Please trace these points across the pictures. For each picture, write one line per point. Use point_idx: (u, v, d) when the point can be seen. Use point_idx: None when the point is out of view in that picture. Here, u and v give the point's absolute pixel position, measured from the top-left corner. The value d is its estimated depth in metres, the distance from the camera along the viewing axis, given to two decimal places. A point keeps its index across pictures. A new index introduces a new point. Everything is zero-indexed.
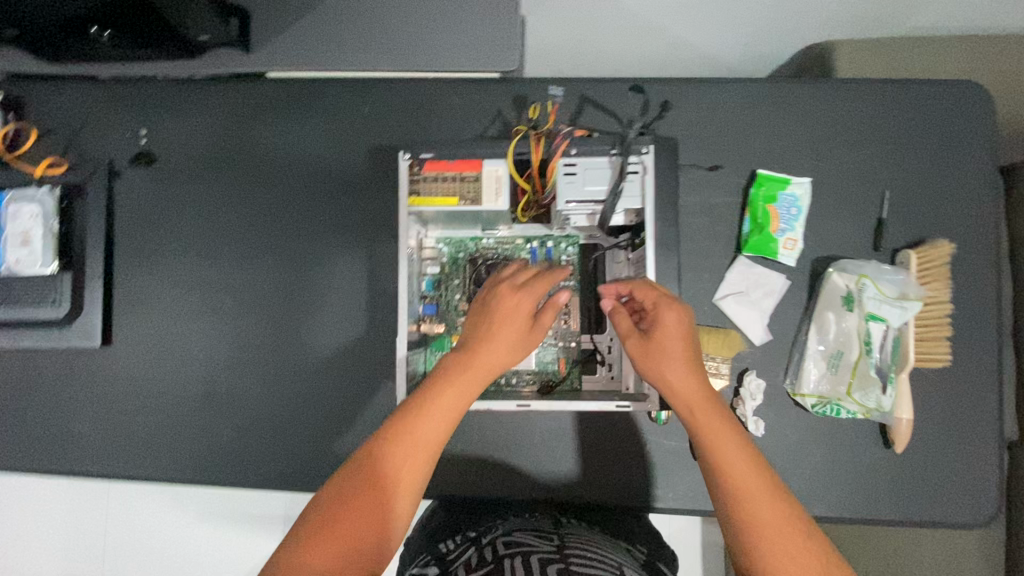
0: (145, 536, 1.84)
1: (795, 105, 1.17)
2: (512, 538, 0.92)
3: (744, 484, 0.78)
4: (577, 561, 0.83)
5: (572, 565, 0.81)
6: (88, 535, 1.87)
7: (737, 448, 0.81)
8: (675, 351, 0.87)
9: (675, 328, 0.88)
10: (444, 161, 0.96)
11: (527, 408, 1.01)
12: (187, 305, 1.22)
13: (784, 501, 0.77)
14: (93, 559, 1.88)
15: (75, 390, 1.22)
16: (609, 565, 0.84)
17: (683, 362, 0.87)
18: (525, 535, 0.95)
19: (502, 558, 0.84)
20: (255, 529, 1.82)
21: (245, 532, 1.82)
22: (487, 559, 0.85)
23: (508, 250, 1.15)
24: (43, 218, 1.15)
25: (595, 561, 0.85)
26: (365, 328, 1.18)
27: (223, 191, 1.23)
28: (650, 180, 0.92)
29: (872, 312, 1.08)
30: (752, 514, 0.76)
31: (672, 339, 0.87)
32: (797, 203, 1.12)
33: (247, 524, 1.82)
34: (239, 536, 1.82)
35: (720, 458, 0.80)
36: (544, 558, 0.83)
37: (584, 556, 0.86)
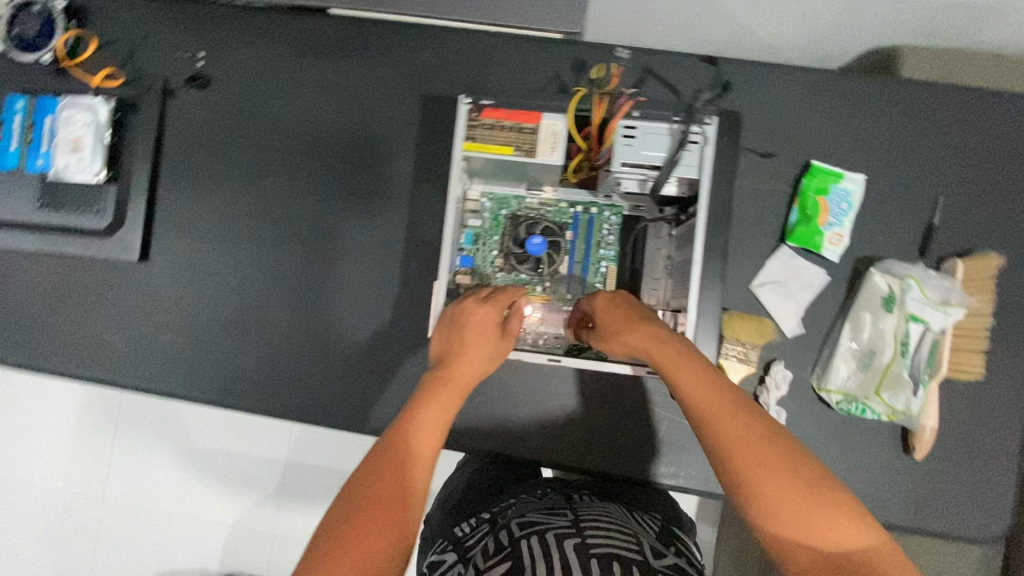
0: (152, 458, 1.91)
1: (859, 99, 1.15)
2: (526, 515, 0.90)
3: (712, 417, 0.78)
4: (594, 535, 0.82)
5: (589, 541, 0.80)
6: (97, 450, 1.94)
7: (700, 381, 0.81)
8: (622, 317, 0.93)
9: (608, 302, 0.96)
10: (503, 109, 0.95)
11: (557, 363, 1.04)
12: (226, 231, 1.24)
13: (752, 421, 0.78)
14: (99, 474, 1.94)
15: (107, 302, 1.24)
16: (628, 538, 0.83)
17: (636, 322, 0.91)
18: (539, 509, 0.93)
19: (518, 540, 0.83)
20: (257, 464, 1.87)
21: (249, 467, 1.87)
22: (505, 544, 0.84)
23: (551, 213, 1.13)
24: (96, 128, 1.17)
25: (613, 534, 0.84)
26: (399, 273, 1.19)
27: (274, 122, 1.24)
28: (710, 151, 0.91)
29: (913, 313, 1.06)
30: (724, 441, 0.77)
31: (612, 312, 0.94)
32: (848, 199, 1.10)
33: (250, 458, 1.87)
34: (242, 470, 1.87)
35: (685, 397, 0.81)
36: (560, 535, 0.81)
37: (601, 528, 0.84)
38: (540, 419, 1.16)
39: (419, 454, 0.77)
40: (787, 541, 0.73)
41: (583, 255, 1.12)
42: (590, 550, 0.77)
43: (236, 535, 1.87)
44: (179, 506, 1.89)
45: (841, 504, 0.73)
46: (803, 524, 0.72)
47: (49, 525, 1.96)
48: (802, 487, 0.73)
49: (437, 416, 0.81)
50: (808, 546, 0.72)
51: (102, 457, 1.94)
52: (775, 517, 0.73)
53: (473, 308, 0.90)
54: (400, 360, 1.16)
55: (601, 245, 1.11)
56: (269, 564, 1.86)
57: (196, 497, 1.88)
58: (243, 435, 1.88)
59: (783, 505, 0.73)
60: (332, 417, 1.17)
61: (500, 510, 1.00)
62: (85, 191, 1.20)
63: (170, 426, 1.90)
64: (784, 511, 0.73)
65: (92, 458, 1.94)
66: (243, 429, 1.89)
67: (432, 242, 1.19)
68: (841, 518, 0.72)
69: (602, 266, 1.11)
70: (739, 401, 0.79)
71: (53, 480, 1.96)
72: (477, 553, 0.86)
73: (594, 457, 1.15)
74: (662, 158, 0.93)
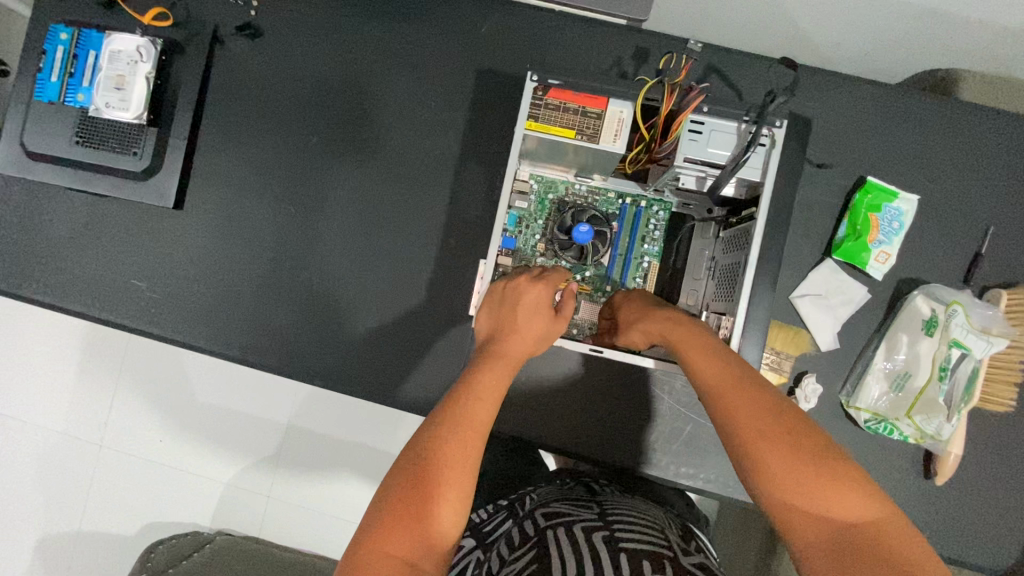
0: (153, 411, 1.86)
1: (919, 118, 1.14)
2: (551, 505, 0.91)
3: (716, 389, 0.79)
4: (621, 529, 0.82)
5: (617, 533, 0.81)
6: (95, 398, 1.88)
7: (707, 357, 0.83)
8: (640, 309, 0.96)
9: (627, 298, 1.01)
10: (569, 91, 0.93)
11: (598, 354, 0.99)
12: (267, 188, 1.24)
13: (754, 392, 0.77)
14: (96, 422, 1.89)
15: (138, 246, 1.23)
16: (653, 529, 0.84)
17: (651, 311, 0.94)
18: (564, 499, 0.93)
19: (544, 530, 0.83)
20: (261, 425, 1.85)
21: (252, 427, 1.85)
22: (531, 533, 0.84)
23: (597, 201, 1.12)
24: (141, 67, 1.14)
25: (638, 525, 0.84)
26: (436, 247, 1.20)
27: (325, 83, 1.23)
28: (777, 155, 0.89)
29: (956, 339, 1.05)
30: (726, 412, 0.77)
31: (629, 306, 0.99)
32: (900, 218, 1.09)
33: (254, 419, 1.85)
34: (245, 429, 1.85)
35: (693, 373, 0.83)
36: (587, 528, 0.82)
37: (627, 521, 0.85)
38: (563, 407, 1.15)
39: (455, 439, 0.75)
40: (793, 512, 0.69)
41: (626, 248, 1.11)
42: (619, 544, 0.78)
43: (231, 492, 1.85)
44: (175, 459, 1.87)
45: (843, 471, 0.70)
46: (805, 492, 0.69)
47: (33, 467, 1.91)
48: (802, 454, 0.71)
49: (481, 401, 0.80)
50: (814, 518, 0.68)
51: (96, 401, 1.89)
52: (776, 484, 0.70)
53: (525, 288, 0.87)
54: (430, 336, 1.19)
55: (645, 240, 1.11)
56: (263, 524, 1.85)
57: (193, 451, 1.86)
58: (249, 394, 1.86)
59: (780, 469, 0.70)
60: (359, 383, 1.20)
61: (519, 500, 1.01)
62: (122, 130, 1.16)
63: (172, 378, 1.87)
64: (783, 478, 0.70)
65: (87, 402, 1.89)
66: (248, 388, 1.87)
67: (472, 220, 1.20)
68: (842, 485, 0.68)
69: (644, 261, 1.11)
70: (747, 377, 0.79)
71: (45, 422, 1.90)
72: (502, 541, 0.88)
73: (613, 449, 1.16)
74: (727, 158, 0.91)
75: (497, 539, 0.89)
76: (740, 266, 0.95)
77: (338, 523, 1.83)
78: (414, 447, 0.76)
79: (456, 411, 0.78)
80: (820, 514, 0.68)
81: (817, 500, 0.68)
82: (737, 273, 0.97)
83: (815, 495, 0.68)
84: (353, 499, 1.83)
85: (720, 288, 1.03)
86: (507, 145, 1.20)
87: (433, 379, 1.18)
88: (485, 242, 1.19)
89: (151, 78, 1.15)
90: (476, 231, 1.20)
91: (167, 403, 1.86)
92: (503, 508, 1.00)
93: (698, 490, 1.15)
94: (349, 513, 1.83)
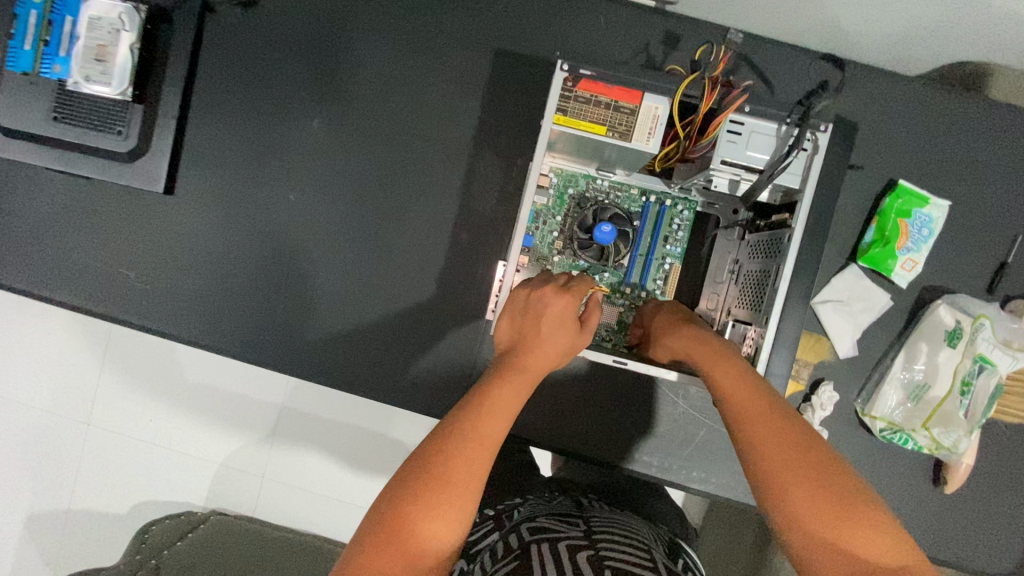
0: (141, 392, 1.79)
1: (956, 119, 1.09)
2: (537, 520, 0.83)
3: (742, 414, 0.74)
4: (608, 549, 0.73)
5: (603, 553, 0.72)
6: (80, 378, 1.80)
7: (737, 380, 0.78)
8: (671, 323, 0.93)
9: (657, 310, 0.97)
10: (602, 83, 0.86)
11: (622, 365, 0.92)
12: (264, 172, 1.16)
13: (783, 421, 0.72)
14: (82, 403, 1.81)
15: (123, 231, 1.15)
16: (642, 551, 0.75)
17: (683, 328, 0.90)
18: (552, 514, 0.85)
19: (528, 545, 0.75)
20: (252, 408, 1.77)
21: (243, 411, 1.78)
22: (513, 547, 0.76)
23: (619, 197, 1.07)
24: (123, 36, 1.05)
25: (626, 547, 0.76)
26: (447, 241, 1.14)
27: (327, 59, 1.14)
28: (819, 161, 0.85)
29: (982, 353, 1.03)
30: (751, 436, 0.72)
31: (660, 318, 0.95)
32: (930, 224, 1.06)
33: (246, 403, 1.78)
34: (236, 413, 1.78)
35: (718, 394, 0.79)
36: (572, 546, 0.74)
37: (615, 542, 0.76)
38: (575, 408, 1.14)
39: (466, 454, 0.69)
40: (812, 551, 0.64)
41: (648, 248, 1.06)
42: (603, 564, 0.69)
43: (222, 476, 1.79)
44: (163, 442, 1.80)
45: (874, 514, 0.64)
46: (828, 530, 0.64)
47: (16, 447, 1.84)
48: (830, 490, 0.66)
49: (494, 415, 0.73)
50: (834, 559, 0.63)
51: (78, 382, 1.81)
52: (796, 519, 0.65)
53: (551, 299, 0.83)
54: (437, 334, 1.14)
55: (668, 240, 1.06)
56: (254, 507, 1.80)
57: (182, 433, 1.80)
58: (240, 376, 1.78)
59: (806, 505, 0.65)
60: (362, 381, 1.15)
61: (508, 510, 0.93)
62: (107, 107, 1.08)
63: (160, 359, 1.78)
64: (806, 513, 0.65)
65: (69, 383, 1.81)
66: (239, 370, 1.79)
67: (485, 214, 1.14)
68: (869, 526, 0.63)
69: (666, 262, 1.07)
70: (776, 405, 0.74)
71: (26, 402, 1.82)
72: (483, 554, 0.80)
73: (623, 451, 1.14)
74: (765, 162, 0.87)
75: (478, 552, 0.81)
76: (770, 276, 0.91)
77: (327, 502, 1.78)
78: (418, 456, 0.69)
79: (471, 422, 0.72)
80: (840, 556, 0.63)
81: (840, 540, 0.63)
82: (765, 282, 0.93)
83: (838, 535, 0.64)
84: (347, 483, 1.77)
85: (744, 295, 0.99)
86: (523, 133, 1.13)
87: (440, 379, 1.14)
88: (498, 238, 1.14)
89: (134, 48, 1.06)
90: (489, 225, 1.14)
91: (155, 386, 1.78)
92: (489, 518, 0.92)
93: (707, 494, 1.14)
94: (340, 494, 1.78)
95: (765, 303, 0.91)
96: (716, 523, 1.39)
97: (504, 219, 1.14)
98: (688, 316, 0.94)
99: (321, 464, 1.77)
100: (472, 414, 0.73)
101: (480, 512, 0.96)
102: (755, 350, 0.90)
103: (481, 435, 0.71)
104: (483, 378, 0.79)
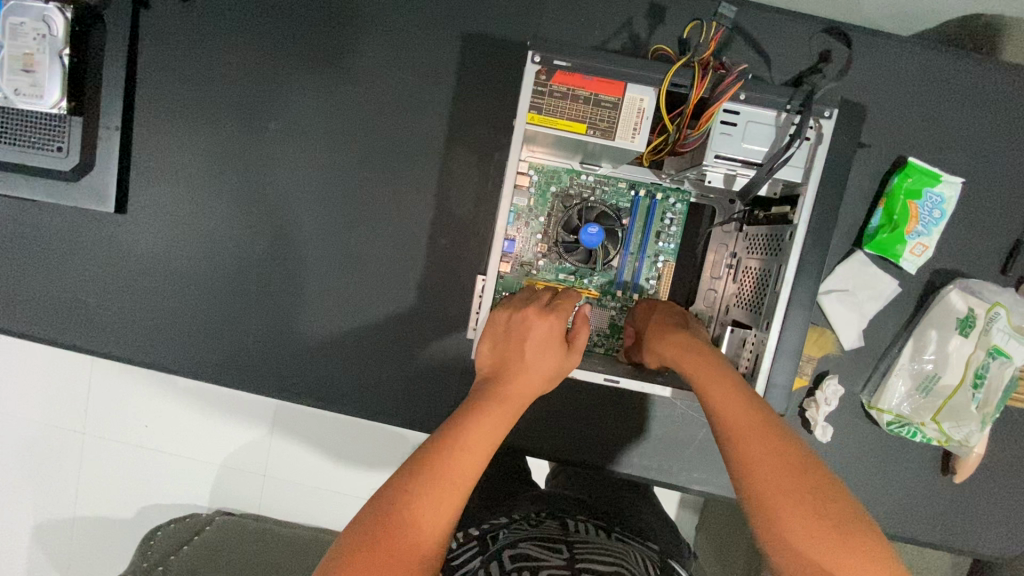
0: (117, 430, 1.55)
1: (973, 85, 0.99)
2: (519, 546, 0.79)
3: (735, 432, 0.68)
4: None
5: None
6: (46, 423, 1.56)
7: (734, 395, 0.72)
8: (667, 328, 0.87)
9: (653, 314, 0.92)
10: (579, 74, 0.78)
11: (614, 383, 0.88)
12: (223, 183, 1.08)
13: (782, 442, 0.67)
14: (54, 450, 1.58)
15: (83, 256, 1.10)
16: None
17: (677, 335, 0.83)
18: (535, 540, 0.81)
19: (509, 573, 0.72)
20: (242, 437, 1.53)
21: (232, 440, 1.53)
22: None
23: (606, 193, 0.98)
24: (51, 42, 0.98)
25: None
26: (425, 246, 1.07)
27: (282, 55, 1.05)
28: (823, 152, 0.79)
29: (997, 345, 0.97)
30: (748, 457, 0.66)
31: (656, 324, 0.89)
32: (941, 205, 0.99)
33: (232, 432, 1.53)
34: (224, 444, 1.54)
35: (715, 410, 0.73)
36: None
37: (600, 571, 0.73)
38: (569, 413, 1.11)
39: (438, 491, 0.65)
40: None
41: (639, 245, 0.99)
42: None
43: (224, 478, 1.55)
44: (155, 446, 1.55)
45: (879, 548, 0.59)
46: (827, 561, 0.58)
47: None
48: (828, 517, 0.60)
49: (470, 448, 0.68)
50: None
51: (52, 380, 1.55)
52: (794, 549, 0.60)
53: (533, 321, 0.80)
54: (421, 345, 1.09)
55: (661, 236, 0.99)
56: (259, 504, 1.57)
57: (178, 435, 1.54)
58: (221, 403, 1.52)
59: (806, 536, 0.60)
60: (344, 398, 1.10)
61: (491, 533, 0.89)
62: (46, 121, 1.03)
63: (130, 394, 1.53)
64: (805, 545, 0.60)
65: (38, 384, 1.55)
66: (218, 397, 1.53)
67: (463, 216, 1.06)
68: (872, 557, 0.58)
69: (659, 260, 0.99)
70: (777, 425, 0.69)
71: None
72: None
73: (619, 454, 1.11)
74: (764, 154, 0.80)
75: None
76: (771, 277, 0.85)
77: (325, 496, 1.55)
78: (386, 491, 0.64)
79: (443, 455, 0.67)
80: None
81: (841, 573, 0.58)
82: (765, 283, 0.87)
83: (838, 565, 0.58)
84: (345, 477, 1.53)
85: (743, 295, 0.93)
86: (499, 126, 1.04)
87: (427, 392, 1.09)
88: (479, 241, 1.06)
89: (65, 56, 0.99)
90: (469, 228, 1.06)
91: (131, 424, 1.54)
92: (472, 540, 0.88)
93: (709, 494, 1.11)
94: (346, 488, 1.54)
95: (766, 306, 0.85)
96: (719, 517, 1.38)
97: (485, 220, 1.06)
98: (684, 321, 0.88)
99: (319, 461, 1.53)
100: (443, 445, 0.68)
101: (464, 533, 0.92)
102: (756, 356, 0.86)
103: (457, 470, 0.66)
104: (461, 405, 0.74)
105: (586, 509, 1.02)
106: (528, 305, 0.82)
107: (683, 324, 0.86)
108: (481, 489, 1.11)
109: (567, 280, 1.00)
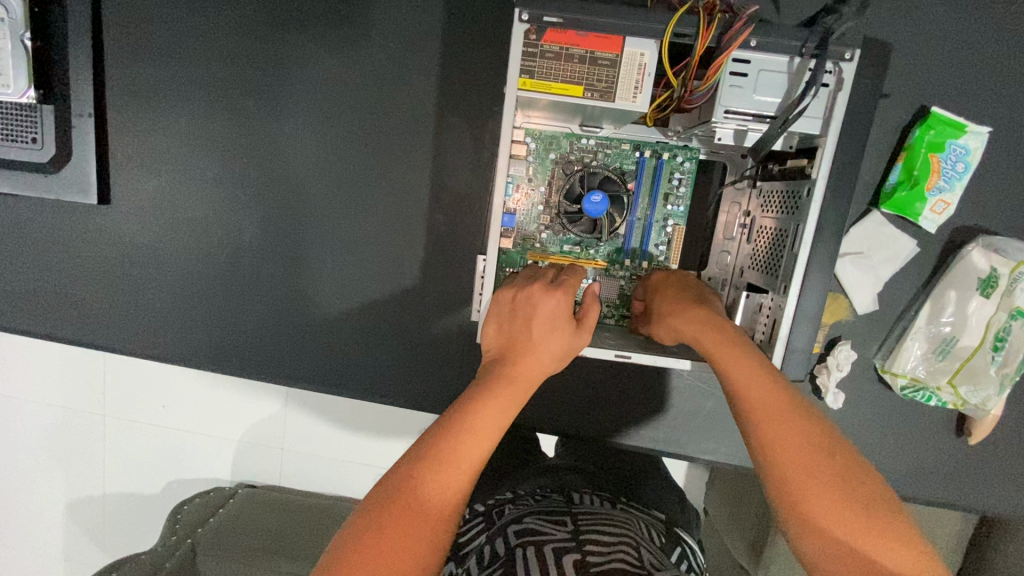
0: (129, 416, 1.57)
1: (1005, 20, 0.91)
2: (524, 520, 0.78)
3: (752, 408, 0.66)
4: (596, 551, 0.69)
5: (590, 557, 0.67)
6: (59, 413, 1.59)
7: (754, 370, 0.69)
8: (678, 301, 0.83)
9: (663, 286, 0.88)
10: (571, 31, 0.72)
11: (626, 359, 0.85)
12: (202, 166, 1.05)
13: (801, 420, 0.64)
14: (71, 437, 1.62)
15: (71, 249, 1.09)
16: (633, 552, 0.70)
17: (692, 307, 0.79)
18: (539, 514, 0.80)
19: (514, 549, 0.71)
20: (251, 418, 1.54)
21: (241, 423, 1.54)
22: (500, 553, 0.72)
23: (609, 156, 0.93)
24: (12, 26, 0.99)
25: (615, 546, 0.71)
26: (417, 223, 1.03)
27: (252, 25, 0.99)
28: (843, 99, 0.73)
29: (1020, 306, 0.93)
30: (768, 438, 0.64)
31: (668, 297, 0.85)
32: (966, 157, 0.92)
33: (241, 416, 1.54)
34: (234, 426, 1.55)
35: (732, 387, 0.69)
36: (559, 549, 0.69)
37: (605, 541, 0.72)
38: (578, 386, 1.10)
39: (446, 475, 0.63)
40: (832, 566, 0.58)
41: (646, 210, 0.94)
42: (592, 570, 0.65)
43: (244, 453, 1.57)
44: (172, 424, 1.57)
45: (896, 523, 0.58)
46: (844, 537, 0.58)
47: (10, 437, 1.65)
48: (843, 491, 0.59)
49: (478, 433, 0.66)
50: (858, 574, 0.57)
51: (66, 369, 1.56)
52: (818, 529, 0.59)
53: (540, 298, 0.77)
54: (419, 327, 1.06)
55: (669, 199, 0.93)
56: (283, 477, 1.59)
57: (194, 415, 1.55)
58: (229, 386, 1.52)
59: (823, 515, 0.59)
60: (344, 380, 1.08)
61: (497, 506, 0.90)
62: (26, 112, 1.04)
63: (138, 383, 1.54)
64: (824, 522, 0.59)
65: (53, 369, 1.56)
66: (224, 383, 1.52)
67: (457, 192, 1.01)
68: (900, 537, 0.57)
69: (668, 225, 0.94)
70: (796, 401, 0.66)
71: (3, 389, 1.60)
72: (470, 558, 0.76)
73: (628, 425, 1.10)
74: (778, 106, 0.75)
75: (466, 554, 0.78)
76: (787, 238, 0.81)
77: (345, 467, 1.55)
78: (391, 477, 0.63)
79: (453, 439, 0.65)
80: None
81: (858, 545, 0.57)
82: (781, 245, 0.83)
83: (857, 540, 0.57)
84: (362, 449, 1.52)
85: (758, 257, 0.89)
86: (488, 92, 0.98)
87: (429, 373, 1.07)
88: (475, 215, 1.02)
89: (26, 39, 1.00)
90: (463, 203, 1.02)
91: (142, 412, 1.56)
92: (479, 515, 0.90)
93: (718, 463, 1.10)
94: (365, 458, 1.53)
95: (782, 268, 0.81)
96: (729, 482, 1.37)
97: (480, 196, 1.01)
98: (695, 293, 0.84)
99: (338, 432, 1.52)
100: (451, 430, 0.65)
101: (471, 509, 0.94)
102: (773, 322, 0.82)
103: (467, 454, 0.65)
104: (468, 387, 0.71)
105: (592, 481, 1.02)
106: (535, 283, 0.78)
107: (694, 297, 0.82)
108: (491, 465, 1.12)
109: (572, 252, 0.95)
